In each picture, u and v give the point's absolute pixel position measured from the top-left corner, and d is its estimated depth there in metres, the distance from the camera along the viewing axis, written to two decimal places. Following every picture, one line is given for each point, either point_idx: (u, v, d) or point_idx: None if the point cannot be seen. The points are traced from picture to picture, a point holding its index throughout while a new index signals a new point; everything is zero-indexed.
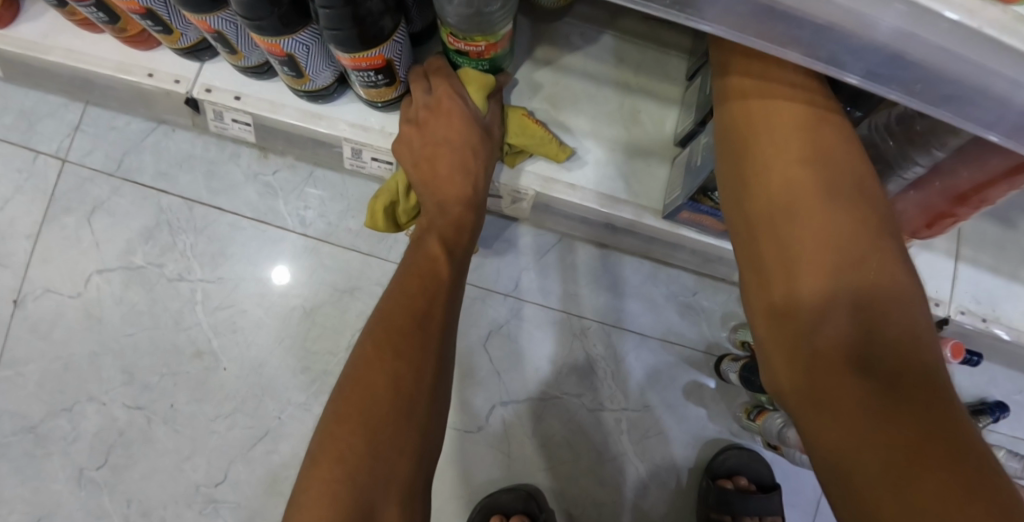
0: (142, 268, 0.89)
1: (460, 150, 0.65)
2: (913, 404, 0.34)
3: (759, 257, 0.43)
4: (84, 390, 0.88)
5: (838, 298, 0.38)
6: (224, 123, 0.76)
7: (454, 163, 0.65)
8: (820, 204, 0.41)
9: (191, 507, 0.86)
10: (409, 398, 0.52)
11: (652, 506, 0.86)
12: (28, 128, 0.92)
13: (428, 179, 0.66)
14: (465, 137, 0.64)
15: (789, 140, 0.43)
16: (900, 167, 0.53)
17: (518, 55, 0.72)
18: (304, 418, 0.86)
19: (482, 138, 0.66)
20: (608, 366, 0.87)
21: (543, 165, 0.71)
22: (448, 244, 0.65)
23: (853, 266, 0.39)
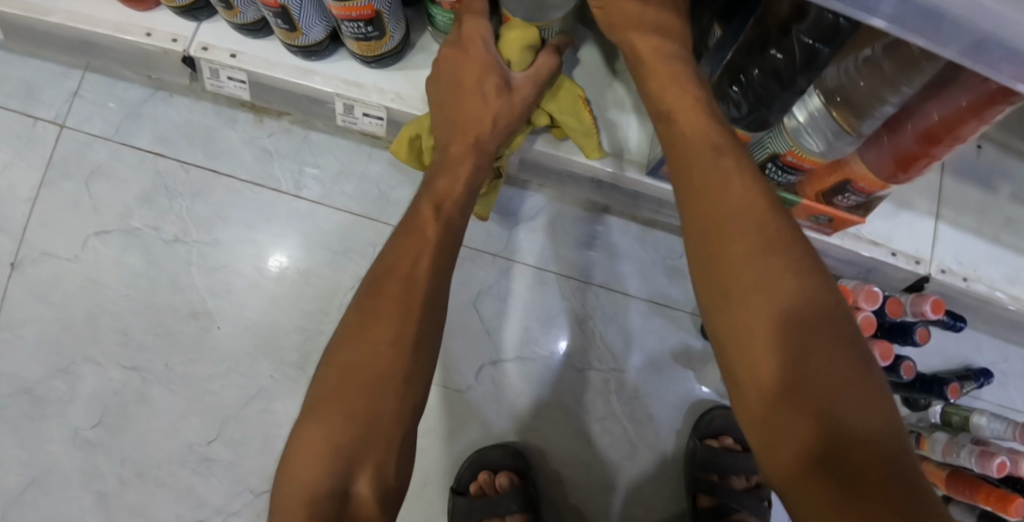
0: (139, 231, 0.91)
1: (477, 96, 0.61)
2: (851, 449, 0.36)
3: (716, 312, 0.44)
4: (81, 351, 0.90)
5: (777, 327, 0.41)
6: (220, 81, 0.77)
7: (474, 112, 0.62)
8: (764, 259, 0.43)
9: (185, 466, 0.87)
10: (392, 357, 0.49)
11: (640, 467, 0.87)
12: (27, 94, 0.94)
13: (451, 119, 0.63)
14: (482, 83, 0.61)
15: (733, 198, 0.46)
16: (872, 108, 0.52)
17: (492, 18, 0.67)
18: (297, 377, 0.88)
19: (501, 89, 0.61)
20: (596, 328, 0.88)
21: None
22: (440, 208, 0.60)
23: (798, 312, 0.41)
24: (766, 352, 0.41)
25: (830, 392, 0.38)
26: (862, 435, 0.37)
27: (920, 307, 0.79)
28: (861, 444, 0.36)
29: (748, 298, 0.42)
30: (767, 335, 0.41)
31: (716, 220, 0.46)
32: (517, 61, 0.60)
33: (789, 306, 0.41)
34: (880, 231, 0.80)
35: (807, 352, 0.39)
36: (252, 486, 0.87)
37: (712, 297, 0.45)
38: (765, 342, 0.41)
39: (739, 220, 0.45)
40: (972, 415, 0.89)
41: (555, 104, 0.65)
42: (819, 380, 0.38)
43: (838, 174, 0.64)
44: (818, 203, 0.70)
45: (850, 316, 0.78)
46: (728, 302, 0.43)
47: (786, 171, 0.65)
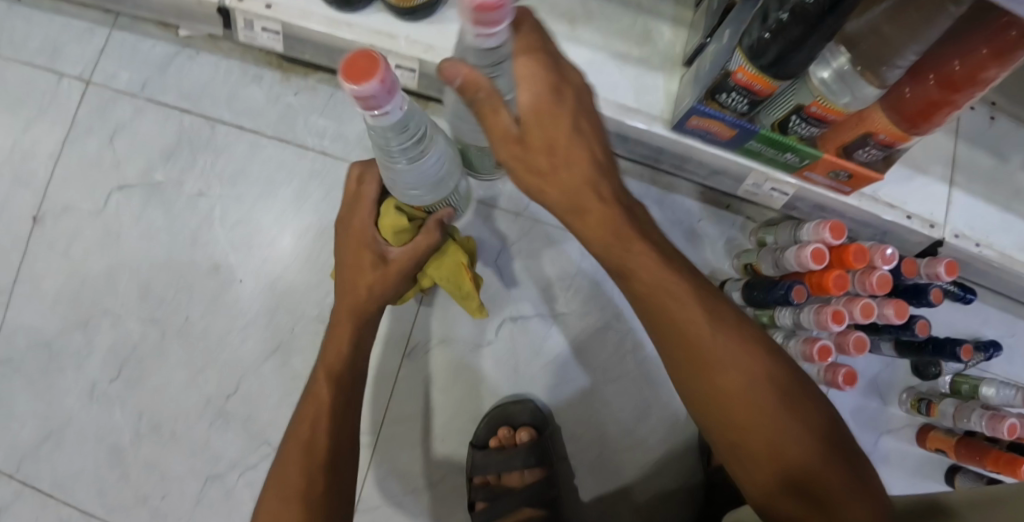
0: (162, 185, 0.91)
1: (363, 261, 0.61)
2: (824, 484, 0.43)
3: (689, 382, 0.47)
4: (101, 305, 0.90)
5: (746, 393, 0.45)
6: (253, 32, 0.78)
7: (358, 272, 0.61)
8: (720, 331, 0.46)
9: (202, 420, 0.88)
10: (319, 471, 0.54)
11: (656, 426, 0.88)
12: (53, 51, 0.95)
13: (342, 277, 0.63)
14: (367, 248, 0.60)
15: (673, 279, 0.47)
16: (896, 56, 0.54)
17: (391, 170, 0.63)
18: (315, 331, 0.88)
19: (377, 261, 0.60)
20: (615, 288, 0.89)
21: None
22: (333, 370, 0.60)
23: (756, 374, 0.46)
24: (748, 407, 0.45)
25: (798, 437, 0.44)
26: (828, 470, 0.44)
27: (934, 269, 0.80)
28: (833, 477, 0.43)
29: (718, 370, 0.45)
30: (741, 401, 0.45)
31: (669, 301, 0.47)
32: (393, 239, 0.61)
33: (747, 372, 0.45)
34: (895, 195, 0.82)
35: (775, 409, 0.45)
36: (268, 441, 0.87)
37: (683, 369, 0.47)
38: (752, 392, 0.45)
39: (684, 299, 0.47)
40: (980, 384, 0.89)
41: (437, 269, 0.70)
42: (790, 433, 0.44)
43: (859, 127, 0.65)
44: (837, 158, 0.70)
45: (866, 276, 0.77)
46: (702, 375, 0.46)
47: (810, 123, 0.65)
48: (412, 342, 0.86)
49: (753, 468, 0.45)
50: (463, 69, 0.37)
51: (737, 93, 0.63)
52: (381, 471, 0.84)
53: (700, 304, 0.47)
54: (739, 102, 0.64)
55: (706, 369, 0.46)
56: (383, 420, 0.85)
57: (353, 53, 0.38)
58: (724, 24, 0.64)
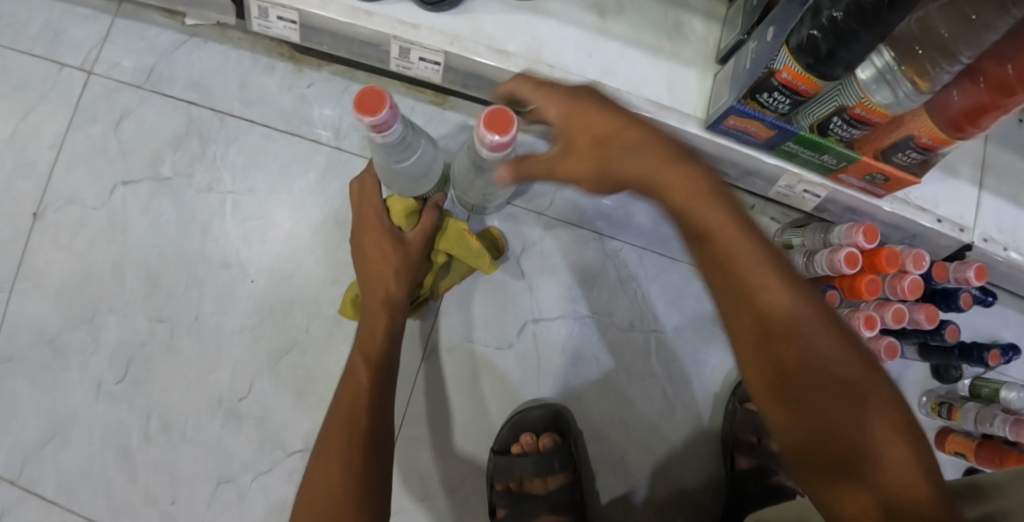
0: (170, 179, 0.87)
1: (383, 250, 0.68)
2: (853, 438, 0.33)
3: (729, 315, 0.37)
4: (106, 302, 0.87)
5: (783, 317, 0.35)
6: (269, 21, 0.74)
7: (382, 257, 0.67)
8: (763, 252, 0.36)
9: (213, 422, 0.85)
10: (359, 445, 0.54)
11: (678, 428, 0.87)
12: (54, 39, 0.91)
13: (364, 275, 0.68)
14: (381, 236, 0.68)
15: (711, 194, 0.37)
16: (952, 56, 0.51)
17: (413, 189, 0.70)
18: (332, 331, 0.85)
19: (395, 245, 0.68)
20: (639, 289, 0.87)
21: (560, 57, 0.70)
22: (370, 360, 0.62)
23: (805, 307, 0.35)
24: (785, 336, 0.35)
25: (836, 382, 0.34)
26: (870, 425, 0.33)
27: (963, 274, 0.79)
28: (875, 439, 0.33)
29: (755, 287, 0.35)
30: (776, 325, 0.35)
31: (709, 214, 0.36)
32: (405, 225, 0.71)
33: (791, 302, 0.35)
34: (926, 197, 0.80)
35: (817, 346, 0.35)
36: (284, 444, 0.84)
37: (728, 296, 0.36)
38: (797, 320, 0.35)
39: (723, 212, 0.37)
40: (1002, 388, 0.88)
41: (445, 242, 0.74)
42: (823, 373, 0.34)
43: (901, 130, 0.62)
44: (876, 161, 0.68)
45: (897, 280, 0.75)
46: (742, 298, 0.36)
47: (852, 125, 0.62)
48: (432, 344, 0.84)
49: (770, 418, 0.36)
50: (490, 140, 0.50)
51: (777, 93, 0.60)
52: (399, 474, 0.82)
53: (750, 227, 0.37)
54: (778, 101, 0.61)
55: (746, 288, 0.35)
56: (403, 422, 0.83)
57: (365, 91, 0.52)
58: (763, 23, 0.62)
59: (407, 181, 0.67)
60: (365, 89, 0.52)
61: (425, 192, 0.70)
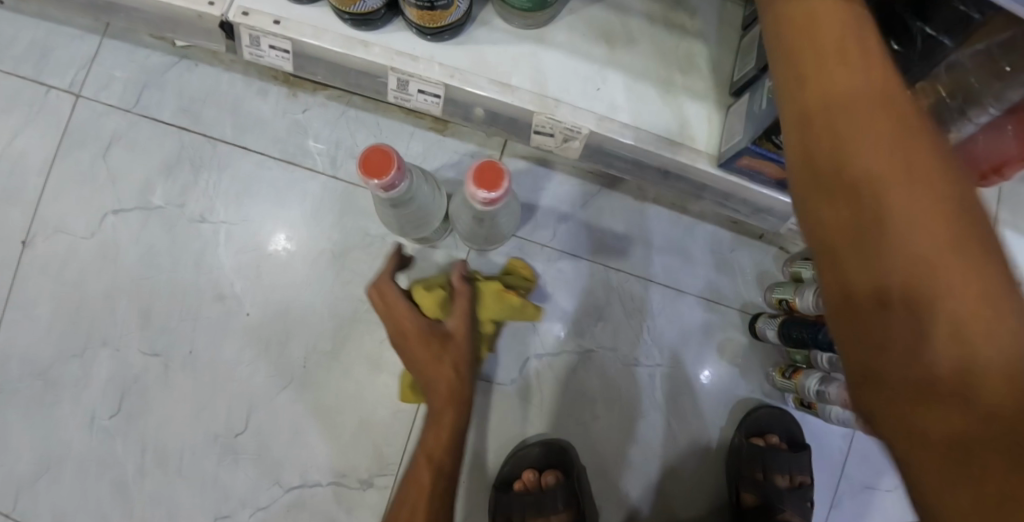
0: (161, 208, 0.85)
1: (430, 348, 0.66)
2: (938, 344, 0.25)
3: (819, 166, 0.30)
4: (97, 335, 0.85)
5: (882, 182, 0.27)
6: (260, 50, 0.71)
7: (433, 356, 0.66)
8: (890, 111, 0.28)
9: (209, 457, 0.83)
10: None
11: (682, 463, 0.85)
12: (40, 59, 0.88)
13: (420, 377, 0.67)
14: (423, 336, 0.66)
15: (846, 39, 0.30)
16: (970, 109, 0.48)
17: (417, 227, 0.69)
18: (329, 365, 0.83)
19: (440, 341, 0.66)
20: (644, 322, 0.85)
21: (566, 90, 0.68)
22: (433, 461, 0.65)
23: (931, 182, 0.27)
24: (884, 203, 0.27)
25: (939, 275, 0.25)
26: (966, 337, 0.25)
27: None
28: (972, 359, 0.25)
29: (862, 138, 0.28)
30: (869, 189, 0.28)
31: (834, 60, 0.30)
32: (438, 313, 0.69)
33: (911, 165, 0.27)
34: None
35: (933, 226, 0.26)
36: (281, 480, 0.82)
37: (823, 147, 0.30)
38: (913, 190, 0.27)
39: (855, 63, 0.29)
40: None
41: (486, 311, 0.72)
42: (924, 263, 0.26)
43: None
44: None
45: None
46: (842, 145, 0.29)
47: None
48: None
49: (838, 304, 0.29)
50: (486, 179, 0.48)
51: None
52: None
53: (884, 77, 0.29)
54: None
55: (847, 134, 0.29)
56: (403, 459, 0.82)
57: (370, 149, 0.51)
58: None
59: (410, 224, 0.67)
60: (371, 148, 0.51)
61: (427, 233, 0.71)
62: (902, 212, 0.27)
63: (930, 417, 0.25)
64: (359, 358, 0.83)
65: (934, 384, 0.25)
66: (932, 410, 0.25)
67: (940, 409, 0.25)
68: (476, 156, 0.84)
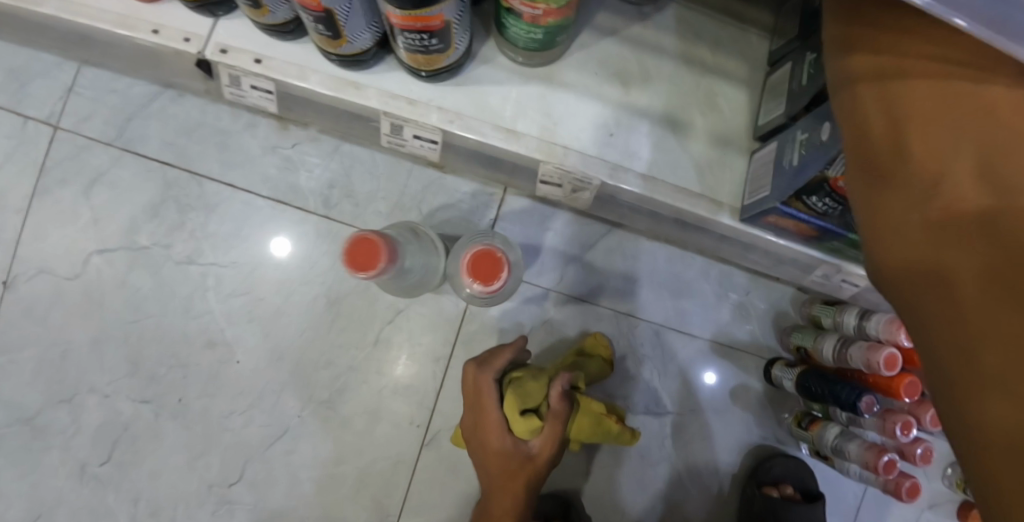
0: (147, 249, 0.81)
1: (507, 468, 0.65)
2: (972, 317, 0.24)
3: (877, 143, 0.30)
4: (86, 381, 0.82)
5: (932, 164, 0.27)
6: (243, 90, 0.65)
7: (508, 475, 0.65)
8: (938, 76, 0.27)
9: (203, 508, 0.80)
10: None
11: (694, 515, 0.81)
12: (16, 89, 0.82)
13: (489, 483, 0.67)
14: (503, 456, 0.65)
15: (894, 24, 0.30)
16: None
17: (411, 287, 0.64)
18: (325, 415, 0.79)
19: (520, 464, 0.65)
20: (655, 369, 0.81)
21: (576, 136, 0.62)
22: None
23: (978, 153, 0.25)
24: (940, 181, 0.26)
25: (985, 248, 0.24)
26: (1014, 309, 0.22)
27: None
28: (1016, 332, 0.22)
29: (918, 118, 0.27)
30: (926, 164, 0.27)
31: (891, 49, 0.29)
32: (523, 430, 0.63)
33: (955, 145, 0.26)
34: None
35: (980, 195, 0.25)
36: None
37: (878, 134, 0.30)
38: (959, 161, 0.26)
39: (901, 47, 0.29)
40: None
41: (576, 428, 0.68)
42: (974, 234, 0.25)
43: None
44: None
45: None
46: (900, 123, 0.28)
47: None
48: (431, 430, 0.79)
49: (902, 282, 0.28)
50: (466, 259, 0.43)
51: (826, 197, 0.52)
52: None
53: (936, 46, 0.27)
54: (825, 204, 0.53)
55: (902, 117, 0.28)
56: (402, 510, 0.79)
57: (355, 239, 0.46)
58: (812, 112, 0.53)
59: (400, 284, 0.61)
60: (353, 237, 0.46)
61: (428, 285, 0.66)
62: (935, 170, 0.27)
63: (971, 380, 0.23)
64: (356, 408, 0.79)
65: (976, 363, 0.23)
66: (969, 371, 0.24)
67: (978, 371, 0.23)
68: (477, 194, 0.79)
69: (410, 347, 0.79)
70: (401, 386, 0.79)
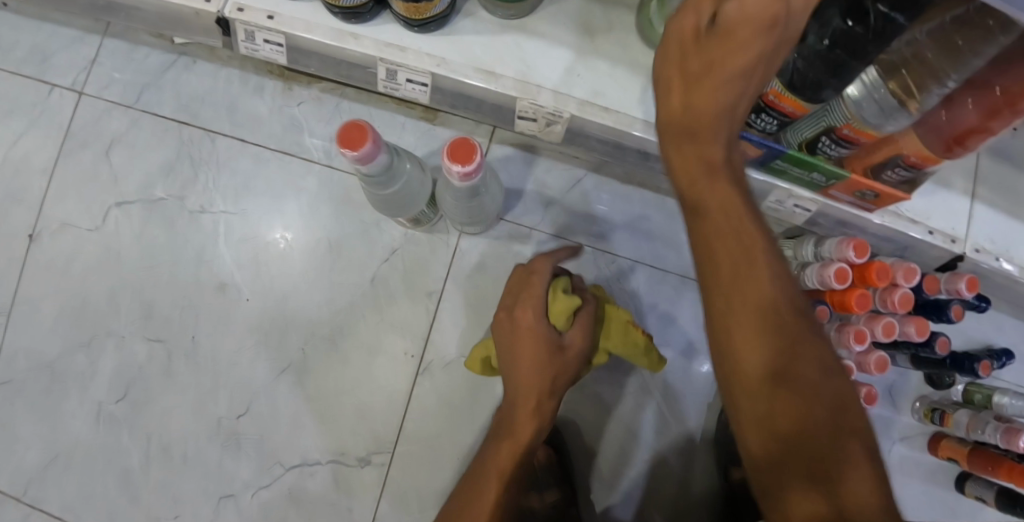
0: (163, 201, 0.88)
1: (542, 354, 0.61)
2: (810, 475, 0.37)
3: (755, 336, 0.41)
4: (103, 326, 0.88)
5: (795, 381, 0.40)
6: (255, 44, 0.74)
7: (542, 359, 0.61)
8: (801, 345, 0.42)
9: (213, 441, 0.86)
10: None
11: (671, 440, 0.87)
12: (43, 61, 0.91)
13: (513, 372, 0.62)
14: (541, 340, 0.61)
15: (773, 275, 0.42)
16: (935, 85, 0.51)
17: (404, 210, 0.72)
18: (327, 350, 0.85)
19: (553, 353, 0.62)
20: (632, 304, 0.88)
21: (549, 78, 0.70)
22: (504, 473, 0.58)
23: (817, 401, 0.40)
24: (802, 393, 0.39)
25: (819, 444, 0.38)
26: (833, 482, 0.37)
27: (955, 285, 0.78)
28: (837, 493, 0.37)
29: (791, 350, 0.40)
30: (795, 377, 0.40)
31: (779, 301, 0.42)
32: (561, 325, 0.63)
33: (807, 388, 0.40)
34: (918, 208, 0.77)
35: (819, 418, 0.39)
36: (282, 461, 0.85)
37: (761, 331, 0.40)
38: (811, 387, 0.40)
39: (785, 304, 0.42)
40: (995, 395, 0.90)
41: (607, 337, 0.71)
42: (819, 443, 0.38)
43: (889, 149, 0.60)
44: (865, 179, 0.67)
45: (888, 293, 0.74)
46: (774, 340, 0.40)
47: (841, 145, 0.62)
48: (424, 361, 0.85)
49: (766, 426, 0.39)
50: (448, 143, 0.51)
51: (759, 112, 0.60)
52: (397, 489, 0.84)
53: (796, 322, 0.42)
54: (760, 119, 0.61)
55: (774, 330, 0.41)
56: (398, 437, 0.85)
57: (346, 126, 0.53)
58: None
59: (392, 203, 0.69)
60: (346, 124, 0.53)
61: (416, 212, 0.74)
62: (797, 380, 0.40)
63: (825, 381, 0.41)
64: (356, 342, 0.85)
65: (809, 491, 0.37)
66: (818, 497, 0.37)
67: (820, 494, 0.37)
68: None
69: (407, 285, 0.86)
70: (397, 321, 0.85)
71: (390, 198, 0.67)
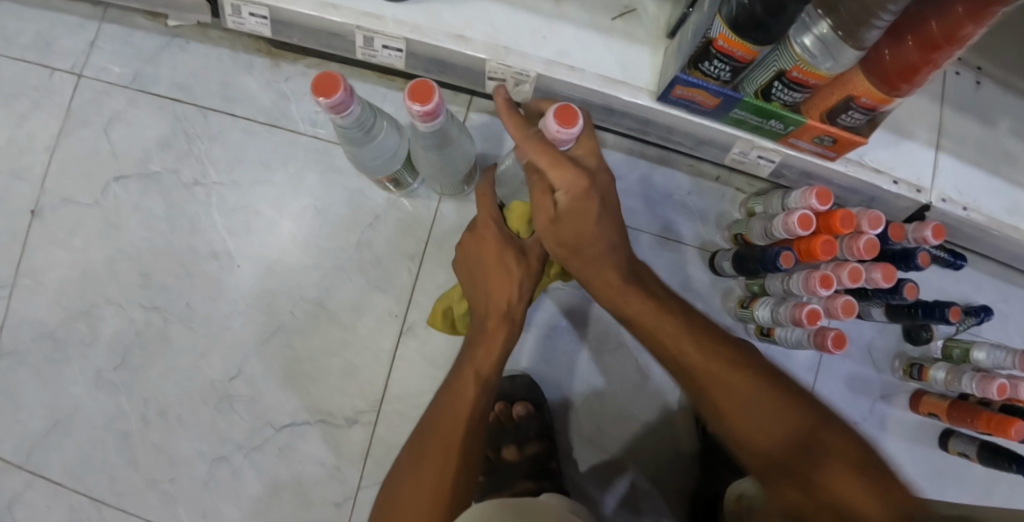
0: (159, 174, 0.92)
1: (504, 258, 0.63)
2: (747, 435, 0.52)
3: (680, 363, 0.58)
4: (102, 295, 0.92)
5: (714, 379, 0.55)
6: (241, 18, 0.78)
7: (502, 265, 0.63)
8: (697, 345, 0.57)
9: (206, 403, 0.89)
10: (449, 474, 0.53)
11: (651, 397, 0.91)
12: (44, 46, 0.96)
13: (483, 280, 0.65)
14: (501, 245, 0.64)
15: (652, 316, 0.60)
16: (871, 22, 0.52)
17: (382, 167, 0.75)
18: (315, 313, 0.89)
19: (518, 257, 0.63)
20: None
21: (517, 40, 0.74)
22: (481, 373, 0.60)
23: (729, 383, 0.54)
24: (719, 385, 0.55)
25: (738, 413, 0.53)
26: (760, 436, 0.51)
27: (920, 233, 0.79)
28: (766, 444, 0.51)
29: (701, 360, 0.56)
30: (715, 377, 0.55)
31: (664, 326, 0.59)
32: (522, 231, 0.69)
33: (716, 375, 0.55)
34: (881, 159, 0.80)
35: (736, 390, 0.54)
36: (272, 421, 0.88)
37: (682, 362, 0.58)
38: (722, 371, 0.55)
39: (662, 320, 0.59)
40: (973, 348, 0.89)
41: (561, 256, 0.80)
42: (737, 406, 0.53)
43: (841, 91, 0.62)
44: (822, 124, 0.68)
45: (853, 240, 0.76)
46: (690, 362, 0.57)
47: (793, 89, 0.64)
48: (408, 322, 0.88)
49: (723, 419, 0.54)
50: (413, 86, 0.55)
51: (715, 60, 0.63)
52: (383, 446, 0.87)
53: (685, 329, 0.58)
54: (717, 68, 0.64)
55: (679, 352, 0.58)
56: (383, 397, 0.87)
57: (320, 75, 0.56)
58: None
59: (372, 160, 0.72)
60: (320, 74, 0.56)
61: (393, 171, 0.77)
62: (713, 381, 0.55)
63: (762, 386, 0.53)
64: (343, 303, 0.89)
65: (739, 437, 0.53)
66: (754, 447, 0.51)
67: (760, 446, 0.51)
68: None
69: (391, 248, 0.89)
70: (381, 283, 0.89)
71: (367, 154, 0.70)
